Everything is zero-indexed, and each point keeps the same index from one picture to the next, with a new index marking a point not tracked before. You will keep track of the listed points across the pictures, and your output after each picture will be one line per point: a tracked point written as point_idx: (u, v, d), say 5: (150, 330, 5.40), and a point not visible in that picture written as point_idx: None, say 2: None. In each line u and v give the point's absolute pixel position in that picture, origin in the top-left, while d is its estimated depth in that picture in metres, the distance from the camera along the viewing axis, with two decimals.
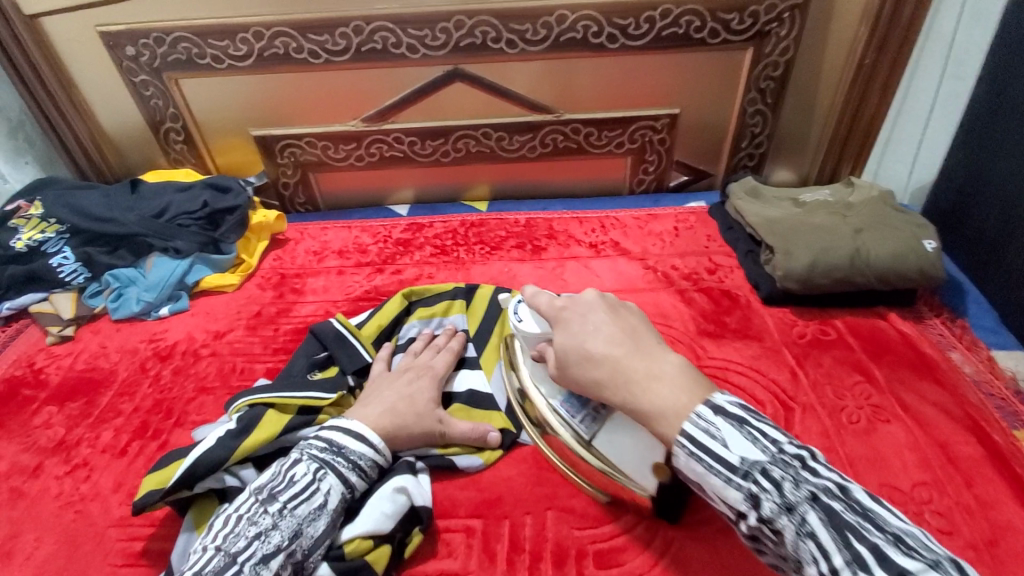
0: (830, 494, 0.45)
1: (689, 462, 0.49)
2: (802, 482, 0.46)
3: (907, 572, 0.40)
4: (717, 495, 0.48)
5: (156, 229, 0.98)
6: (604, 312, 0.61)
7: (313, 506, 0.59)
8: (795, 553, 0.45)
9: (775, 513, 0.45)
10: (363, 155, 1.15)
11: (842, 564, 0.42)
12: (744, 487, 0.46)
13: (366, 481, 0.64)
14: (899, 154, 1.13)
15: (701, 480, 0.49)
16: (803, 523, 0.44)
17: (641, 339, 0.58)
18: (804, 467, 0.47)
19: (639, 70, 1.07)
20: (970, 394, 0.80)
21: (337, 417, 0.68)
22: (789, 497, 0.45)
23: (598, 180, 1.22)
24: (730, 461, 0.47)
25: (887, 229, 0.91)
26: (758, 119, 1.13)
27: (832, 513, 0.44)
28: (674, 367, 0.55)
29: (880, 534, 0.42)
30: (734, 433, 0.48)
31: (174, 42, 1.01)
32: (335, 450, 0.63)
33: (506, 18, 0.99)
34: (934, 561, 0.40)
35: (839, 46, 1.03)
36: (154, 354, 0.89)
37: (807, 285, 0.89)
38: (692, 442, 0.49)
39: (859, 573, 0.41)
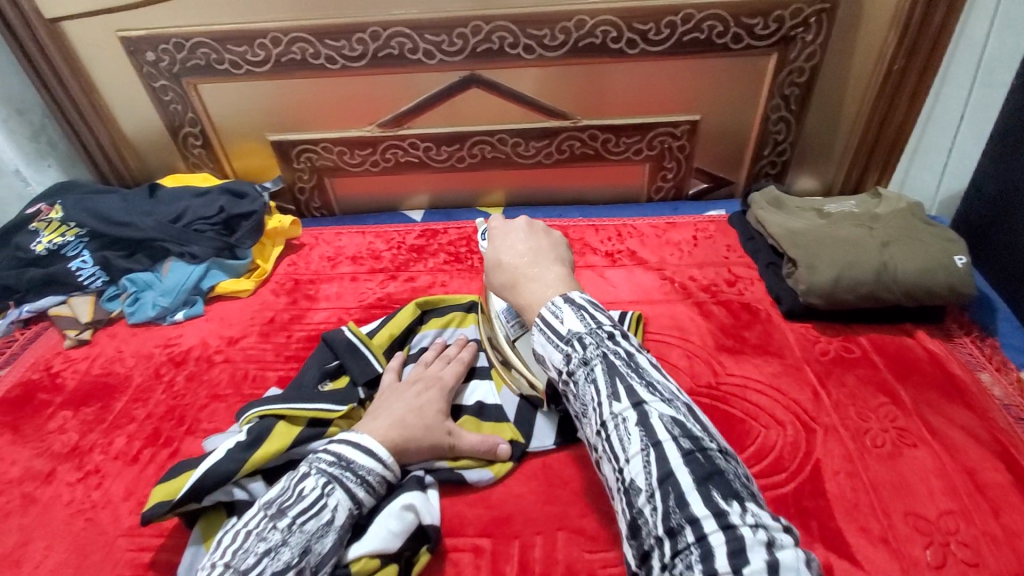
0: (618, 354, 0.50)
1: (538, 336, 0.55)
2: (604, 345, 0.50)
3: (646, 406, 0.46)
4: (547, 359, 0.54)
5: (173, 234, 0.98)
6: (525, 229, 0.67)
7: (322, 522, 0.58)
8: (582, 400, 0.50)
9: (576, 366, 0.50)
10: (379, 161, 1.15)
11: (605, 400, 0.47)
12: (562, 349, 0.52)
13: (374, 497, 0.63)
14: (928, 163, 1.10)
15: (543, 351, 0.54)
16: (590, 371, 0.49)
17: (543, 254, 0.64)
18: (612, 336, 0.51)
19: (659, 76, 1.04)
20: (1001, 419, 0.76)
21: (346, 430, 0.67)
22: (587, 354, 0.50)
23: (615, 187, 1.20)
24: (559, 331, 0.52)
25: (916, 244, 0.87)
26: (781, 126, 1.10)
27: (614, 366, 0.49)
28: (555, 275, 0.60)
29: (641, 381, 0.48)
30: (571, 313, 0.53)
31: (193, 47, 1.02)
32: (343, 465, 0.62)
33: (524, 24, 0.98)
34: (671, 401, 0.47)
35: (867, 52, 1.00)
36: (168, 360, 0.89)
37: (830, 301, 0.86)
38: (544, 321, 0.54)
39: (613, 403, 0.47)
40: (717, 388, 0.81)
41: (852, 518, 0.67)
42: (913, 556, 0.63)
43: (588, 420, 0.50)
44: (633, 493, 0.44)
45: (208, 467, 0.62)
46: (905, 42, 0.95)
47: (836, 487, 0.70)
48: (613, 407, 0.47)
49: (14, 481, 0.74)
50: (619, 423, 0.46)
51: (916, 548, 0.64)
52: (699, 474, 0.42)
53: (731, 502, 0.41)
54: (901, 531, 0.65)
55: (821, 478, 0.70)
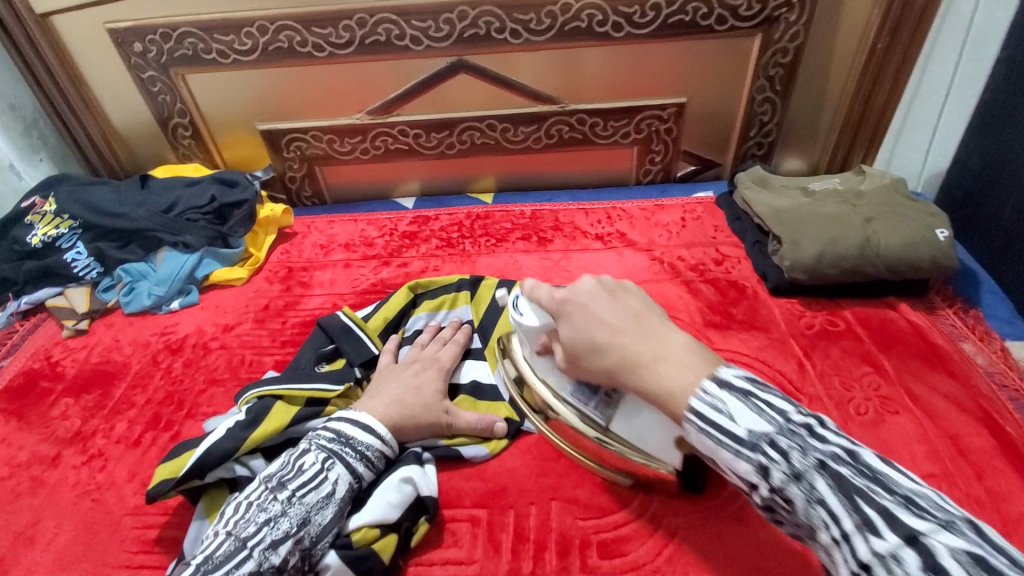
0: (838, 461, 0.46)
1: (698, 436, 0.50)
2: (809, 449, 0.46)
3: (917, 534, 0.40)
4: (728, 467, 0.49)
5: (166, 223, 0.99)
6: (605, 293, 0.60)
7: (321, 494, 0.60)
8: (807, 519, 0.46)
9: (783, 481, 0.46)
10: (368, 149, 1.15)
11: (852, 530, 0.43)
12: (754, 459, 0.47)
13: (372, 471, 0.64)
14: (913, 140, 1.10)
15: (715, 454, 0.50)
16: (812, 490, 0.45)
17: (643, 315, 0.58)
18: (811, 435, 0.47)
19: (646, 59, 1.05)
20: (981, 385, 0.78)
21: (346, 410, 0.68)
22: (796, 466, 0.46)
23: (605, 171, 1.21)
24: (737, 433, 0.48)
25: (897, 218, 0.89)
26: (766, 107, 1.11)
27: (841, 479, 0.45)
28: (681, 343, 0.55)
29: (890, 496, 0.43)
30: (740, 405, 0.49)
31: (180, 37, 1.02)
32: (342, 441, 0.63)
33: (510, 8, 0.98)
34: (943, 520, 0.41)
35: (851, 29, 1.01)
36: (166, 347, 0.90)
37: (814, 276, 0.88)
38: (698, 416, 0.50)
39: (870, 536, 0.42)
40: None
41: None
42: None
43: (827, 548, 0.45)
44: None
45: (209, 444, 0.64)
46: (887, 20, 0.96)
47: None
48: (871, 540, 0.42)
49: (20, 466, 0.75)
50: (889, 560, 0.40)
51: None
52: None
53: None
54: None
55: None
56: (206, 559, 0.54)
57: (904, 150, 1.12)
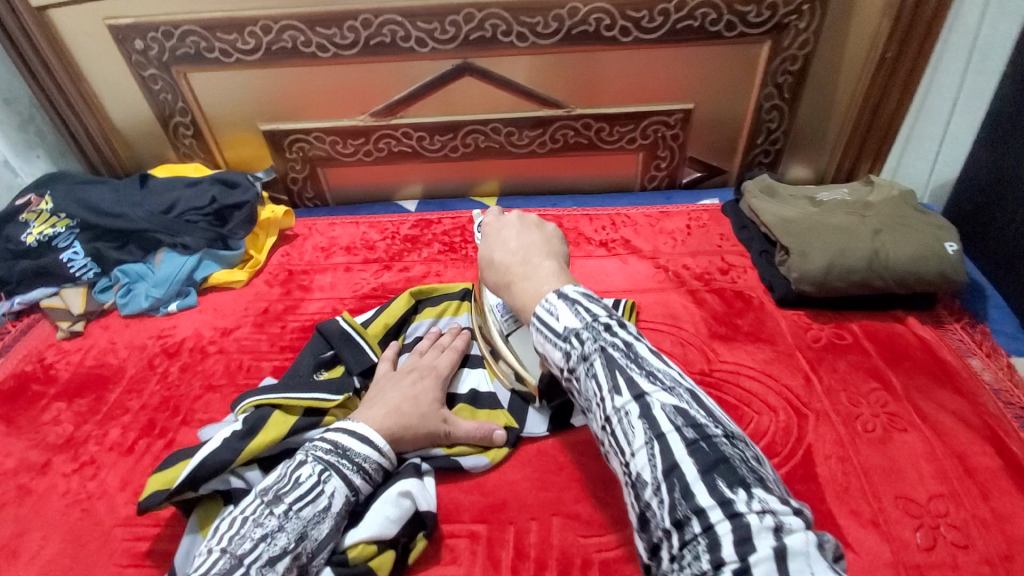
0: (615, 347, 0.47)
1: (535, 335, 0.53)
2: (600, 337, 0.48)
3: (645, 394, 0.45)
4: (547, 355, 0.52)
5: (163, 225, 0.98)
6: (517, 227, 0.68)
7: (319, 508, 0.58)
8: (585, 395, 0.48)
9: (576, 364, 0.48)
10: (372, 151, 1.14)
11: (606, 394, 0.46)
12: (561, 347, 0.50)
13: (370, 484, 0.63)
14: (921, 150, 1.09)
15: (542, 348, 0.53)
16: (590, 367, 0.47)
17: (537, 247, 0.65)
18: (609, 328, 0.49)
19: (653, 64, 1.04)
20: (989, 404, 0.77)
21: (344, 419, 0.67)
22: (586, 349, 0.48)
23: (611, 176, 1.20)
24: (556, 329, 0.50)
25: (906, 231, 0.88)
26: (774, 114, 1.10)
27: (613, 360, 0.47)
28: (548, 269, 0.60)
29: (640, 371, 0.46)
30: (566, 309, 0.51)
31: (182, 35, 1.01)
32: (340, 452, 0.62)
33: (517, 11, 0.97)
34: (672, 387, 0.46)
35: (860, 39, 1.00)
36: (162, 351, 0.89)
37: (822, 288, 0.86)
38: (539, 319, 0.53)
39: (615, 397, 0.45)
40: (710, 375, 0.82)
41: (842, 502, 0.68)
42: (902, 538, 0.64)
43: (592, 415, 0.48)
44: (640, 485, 0.43)
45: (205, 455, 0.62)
46: (895, 31, 0.96)
47: (828, 472, 0.71)
48: (614, 400, 0.45)
49: (10, 472, 0.74)
50: (621, 415, 0.45)
51: (905, 531, 0.65)
52: (702, 463, 0.41)
53: (738, 490, 0.40)
54: (891, 514, 0.66)
55: (813, 463, 0.71)
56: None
57: (911, 160, 1.11)
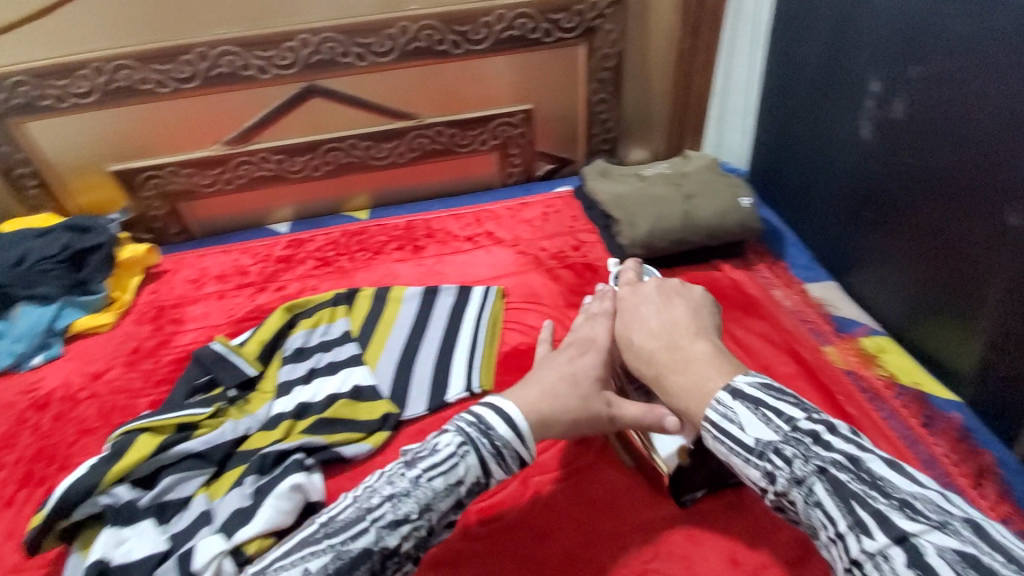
0: (839, 466, 0.46)
1: (715, 443, 0.53)
2: (811, 455, 0.47)
3: (908, 536, 0.41)
4: (738, 470, 0.52)
5: (16, 277, 0.96)
6: (657, 303, 0.69)
7: (449, 480, 0.53)
8: (808, 522, 0.47)
9: (786, 485, 0.48)
10: (232, 179, 1.16)
11: (846, 531, 0.43)
12: (759, 466, 0.49)
13: (504, 467, 0.57)
14: (733, 125, 1.26)
15: (728, 459, 0.52)
16: (811, 493, 0.46)
17: (684, 328, 0.64)
18: (817, 440, 0.48)
19: (488, 71, 1.15)
20: (787, 323, 0.94)
21: (495, 396, 0.60)
22: (796, 471, 0.47)
23: (471, 176, 1.29)
24: (746, 442, 0.50)
25: (712, 193, 1.04)
26: (604, 107, 1.24)
27: (840, 483, 0.45)
28: (704, 350, 0.60)
29: (886, 500, 0.43)
30: (749, 415, 0.51)
31: (11, 86, 0.98)
32: (483, 428, 0.56)
33: (351, 33, 1.04)
34: (942, 523, 0.41)
35: (660, 35, 1.16)
36: (30, 405, 0.87)
37: (649, 249, 1.00)
38: (715, 426, 0.53)
39: (863, 539, 0.42)
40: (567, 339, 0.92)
41: None
42: None
43: (825, 547, 0.46)
44: None
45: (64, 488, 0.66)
46: (687, 24, 1.12)
47: None
48: (862, 541, 0.42)
49: None
50: (880, 561, 0.41)
51: None
52: None
53: None
54: None
55: None
56: (327, 520, 0.51)
57: (728, 134, 1.28)
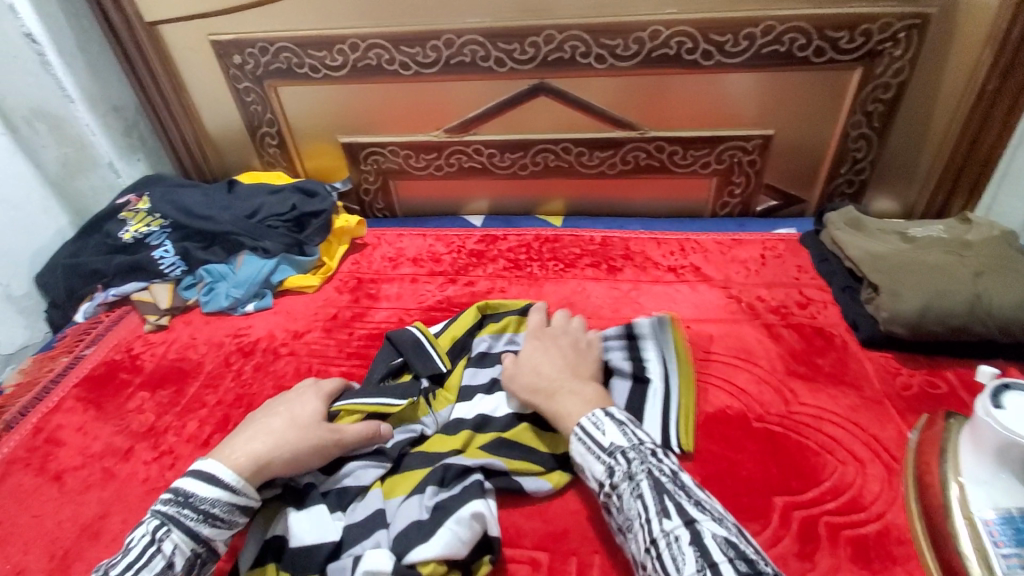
0: (662, 471, 0.56)
1: (578, 446, 0.62)
2: (648, 461, 0.57)
3: (694, 522, 0.51)
4: (587, 469, 0.61)
5: (248, 228, 1.03)
6: (565, 342, 0.77)
7: (157, 570, 0.55)
8: (626, 513, 0.56)
9: (620, 480, 0.57)
10: (443, 166, 1.16)
11: (654, 516, 0.53)
12: (606, 461, 0.59)
13: (222, 529, 0.59)
14: (1019, 189, 0.99)
15: (583, 459, 0.61)
16: (637, 486, 0.56)
17: (576, 370, 0.73)
18: (654, 453, 0.58)
19: (733, 89, 1.02)
20: None
21: (203, 461, 0.62)
22: (632, 468, 0.57)
23: (681, 200, 1.17)
24: (602, 442, 0.60)
25: (1015, 276, 0.80)
26: (861, 143, 1.05)
27: (659, 482, 0.55)
28: (594, 391, 0.68)
29: (689, 497, 0.54)
30: (613, 426, 0.61)
31: (277, 51, 1.07)
32: (178, 503, 0.58)
33: (598, 33, 0.97)
34: (719, 518, 0.53)
35: (958, 72, 0.94)
36: (238, 349, 0.93)
37: (915, 331, 0.81)
38: (584, 431, 0.62)
39: (663, 520, 0.52)
40: (788, 418, 0.76)
41: None
42: None
43: (635, 536, 0.54)
44: None
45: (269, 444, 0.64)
46: (999, 61, 0.90)
47: None
48: (663, 522, 0.52)
49: (96, 456, 0.80)
50: (672, 541, 0.51)
51: None
52: None
53: None
54: None
55: None
56: None
57: (1008, 198, 1.01)
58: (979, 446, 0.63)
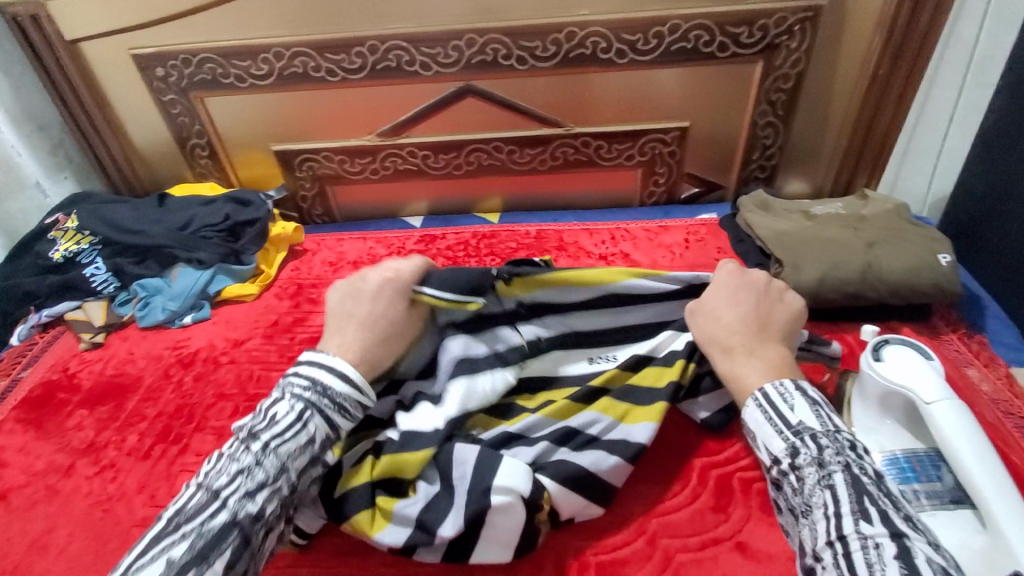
0: (862, 469, 0.53)
1: (757, 413, 0.60)
2: (845, 453, 0.55)
3: (900, 532, 0.49)
4: (763, 442, 0.59)
5: (181, 240, 1.04)
6: (757, 292, 0.70)
7: (298, 444, 0.58)
8: (808, 500, 0.54)
9: (808, 465, 0.55)
10: (378, 169, 1.19)
11: (849, 514, 0.50)
12: (792, 441, 0.57)
13: (349, 420, 0.62)
14: (918, 164, 1.11)
15: (760, 429, 0.59)
16: (829, 477, 0.54)
17: (766, 326, 0.67)
18: (852, 447, 0.55)
19: (648, 84, 1.08)
20: (985, 412, 0.77)
21: (315, 352, 0.65)
22: (825, 457, 0.55)
23: (611, 192, 1.23)
24: (790, 420, 0.58)
25: (901, 244, 0.89)
26: (769, 131, 1.12)
27: (859, 480, 0.52)
28: (777, 354, 0.64)
29: (889, 504, 0.51)
30: (804, 405, 0.58)
31: (200, 63, 1.07)
32: (320, 391, 0.61)
33: (517, 36, 1.01)
34: (925, 535, 0.49)
35: (852, 58, 1.02)
36: (178, 361, 0.93)
37: (817, 300, 0.88)
38: (767, 399, 0.60)
39: (862, 522, 0.50)
40: None
41: None
42: None
43: (813, 524, 0.53)
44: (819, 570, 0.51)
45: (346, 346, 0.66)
46: (888, 47, 0.98)
47: None
48: (860, 523, 0.50)
49: (36, 475, 0.79)
50: (870, 544, 0.48)
51: None
52: None
53: None
54: None
55: None
56: (177, 511, 0.53)
57: (909, 175, 1.13)
58: (867, 397, 0.68)
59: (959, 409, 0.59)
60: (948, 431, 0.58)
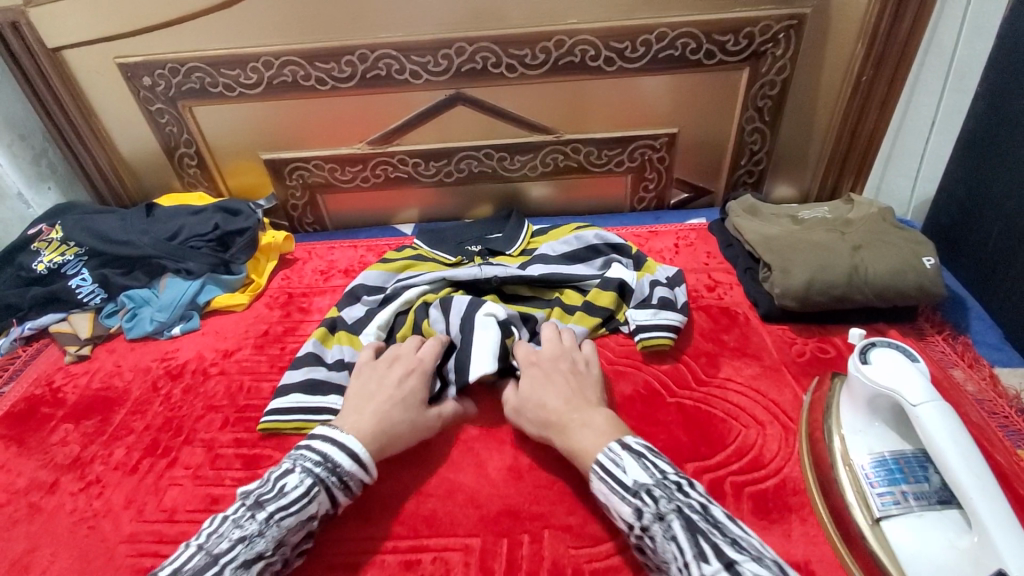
0: (692, 509, 0.54)
1: (599, 484, 0.59)
2: (676, 498, 0.55)
3: (735, 564, 0.49)
4: (615, 510, 0.58)
5: (170, 251, 1.02)
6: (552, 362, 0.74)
7: (300, 518, 0.59)
8: (664, 554, 0.53)
9: (652, 520, 0.54)
10: (369, 177, 1.18)
11: (691, 560, 0.50)
12: (631, 501, 0.56)
13: (348, 498, 0.64)
14: (902, 168, 1.13)
15: (608, 499, 0.59)
16: (669, 527, 0.53)
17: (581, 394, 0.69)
18: (679, 487, 0.56)
19: (637, 91, 1.09)
20: (970, 413, 0.78)
21: (326, 426, 0.66)
22: (661, 508, 0.54)
23: (601, 198, 1.24)
24: (625, 482, 0.57)
25: (886, 247, 0.90)
26: (756, 136, 1.14)
27: (691, 522, 0.53)
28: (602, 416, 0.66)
29: (723, 536, 0.52)
30: (633, 461, 0.59)
31: (188, 72, 1.06)
32: (329, 467, 0.62)
33: (506, 44, 1.02)
34: (758, 557, 0.50)
35: (835, 64, 1.04)
36: (165, 373, 0.92)
37: (804, 303, 0.89)
38: (602, 467, 0.60)
39: (703, 564, 0.49)
40: (698, 391, 0.83)
41: None
42: None
43: None
44: None
45: (405, 367, 0.74)
46: (871, 54, 0.99)
47: None
48: (702, 566, 0.49)
49: (19, 493, 0.77)
50: None
51: None
52: None
53: None
54: None
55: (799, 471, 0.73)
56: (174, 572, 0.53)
57: (893, 177, 1.15)
58: (855, 401, 0.69)
59: (946, 411, 0.59)
60: (935, 432, 0.57)
